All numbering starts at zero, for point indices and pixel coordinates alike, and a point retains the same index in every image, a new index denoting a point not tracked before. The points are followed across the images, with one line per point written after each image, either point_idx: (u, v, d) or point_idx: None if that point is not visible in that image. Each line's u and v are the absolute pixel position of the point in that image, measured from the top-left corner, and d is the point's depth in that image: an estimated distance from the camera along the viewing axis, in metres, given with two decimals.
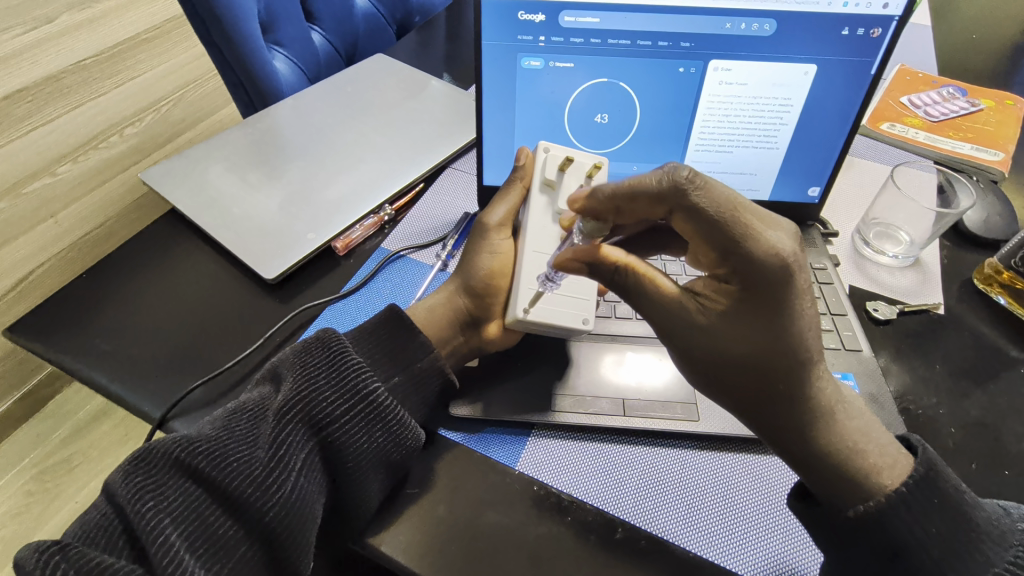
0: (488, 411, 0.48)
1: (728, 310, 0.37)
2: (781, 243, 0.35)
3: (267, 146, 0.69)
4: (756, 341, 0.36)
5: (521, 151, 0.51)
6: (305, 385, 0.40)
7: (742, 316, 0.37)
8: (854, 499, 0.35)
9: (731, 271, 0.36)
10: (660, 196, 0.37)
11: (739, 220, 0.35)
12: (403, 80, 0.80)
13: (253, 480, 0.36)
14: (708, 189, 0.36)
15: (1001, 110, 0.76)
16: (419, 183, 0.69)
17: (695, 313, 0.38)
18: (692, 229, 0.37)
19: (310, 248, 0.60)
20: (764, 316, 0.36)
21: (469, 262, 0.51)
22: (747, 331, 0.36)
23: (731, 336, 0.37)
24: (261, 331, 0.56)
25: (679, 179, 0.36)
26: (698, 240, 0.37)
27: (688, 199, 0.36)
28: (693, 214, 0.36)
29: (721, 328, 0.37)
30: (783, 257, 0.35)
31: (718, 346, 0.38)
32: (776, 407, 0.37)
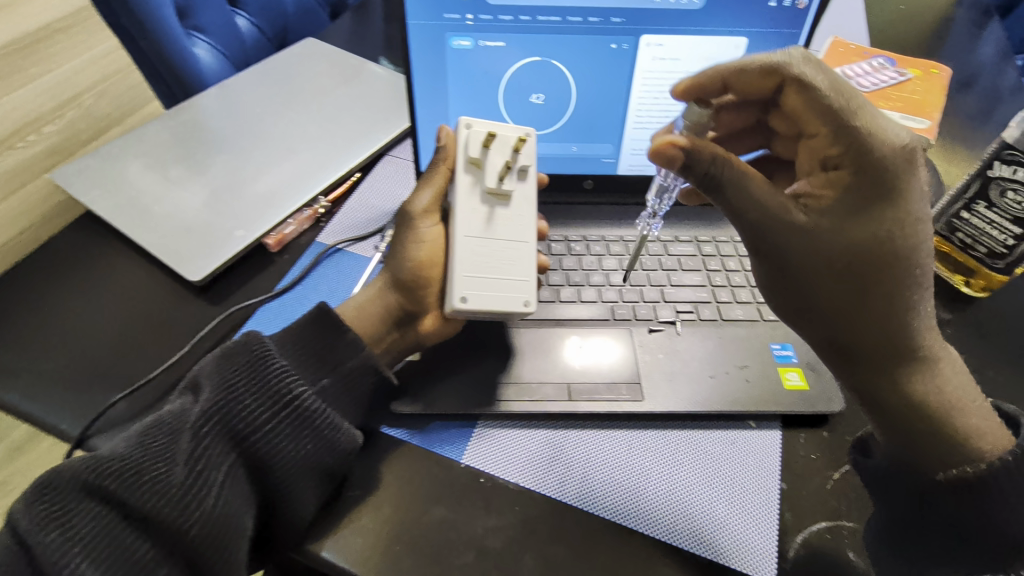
0: (431, 406, 0.47)
1: (833, 205, 0.39)
2: (901, 139, 0.38)
3: (189, 138, 0.65)
4: (860, 231, 0.38)
5: (441, 131, 0.49)
6: (223, 393, 0.38)
7: (851, 207, 0.38)
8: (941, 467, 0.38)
9: (845, 151, 0.38)
10: (770, 66, 0.42)
11: (852, 104, 0.39)
12: (335, 63, 0.76)
13: (169, 500, 0.34)
14: (827, 74, 0.40)
15: (927, 79, 0.77)
16: (356, 172, 0.66)
17: (797, 212, 0.40)
18: (806, 112, 0.40)
19: (240, 246, 0.57)
20: (875, 207, 0.38)
21: (397, 253, 0.47)
22: (858, 224, 0.38)
23: (833, 229, 0.39)
24: (189, 336, 0.53)
25: (791, 64, 0.41)
26: (815, 123, 0.40)
27: (802, 75, 0.40)
28: (807, 86, 0.40)
29: (823, 224, 0.39)
30: (905, 141, 0.37)
31: (816, 244, 0.39)
32: (851, 302, 0.39)
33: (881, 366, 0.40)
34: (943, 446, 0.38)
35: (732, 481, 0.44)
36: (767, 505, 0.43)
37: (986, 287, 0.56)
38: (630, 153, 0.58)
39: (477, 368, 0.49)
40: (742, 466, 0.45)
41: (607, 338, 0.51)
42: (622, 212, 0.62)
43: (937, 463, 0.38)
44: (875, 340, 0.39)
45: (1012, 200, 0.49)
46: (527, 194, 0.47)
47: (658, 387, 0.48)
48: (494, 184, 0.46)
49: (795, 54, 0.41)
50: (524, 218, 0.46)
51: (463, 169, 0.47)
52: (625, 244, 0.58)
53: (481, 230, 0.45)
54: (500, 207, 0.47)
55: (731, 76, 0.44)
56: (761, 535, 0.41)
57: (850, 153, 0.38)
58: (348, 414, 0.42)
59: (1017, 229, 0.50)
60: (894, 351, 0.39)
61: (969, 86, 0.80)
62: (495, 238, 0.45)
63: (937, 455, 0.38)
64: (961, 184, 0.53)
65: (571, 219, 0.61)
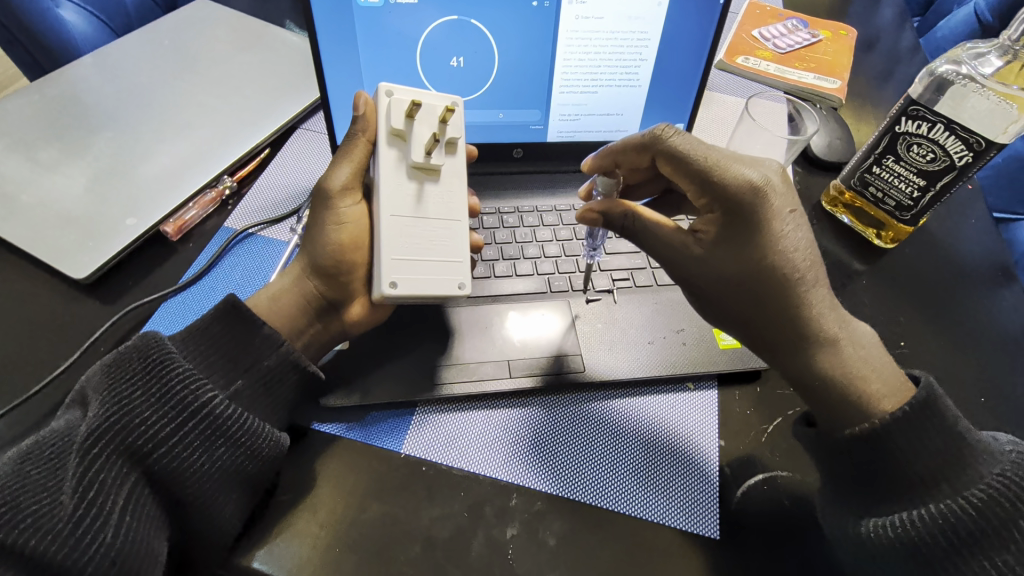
0: (366, 397, 0.44)
1: (720, 237, 0.40)
2: (751, 174, 0.39)
3: (59, 115, 0.56)
4: (744, 260, 0.39)
5: (357, 98, 0.43)
6: (116, 407, 0.34)
7: (733, 239, 0.39)
8: (853, 423, 0.38)
9: (714, 200, 0.40)
10: (644, 145, 0.43)
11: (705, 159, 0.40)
12: (232, 27, 0.68)
13: (57, 536, 0.29)
14: (682, 138, 0.42)
15: (837, 40, 0.80)
16: (264, 148, 0.60)
17: (693, 246, 0.41)
18: (676, 177, 0.42)
19: (131, 237, 0.50)
20: (750, 239, 0.39)
21: (314, 236, 0.43)
22: (740, 252, 0.39)
23: (726, 262, 0.39)
24: (78, 342, 0.46)
25: (661, 134, 0.42)
26: (683, 184, 0.42)
27: (667, 144, 0.42)
28: (673, 156, 0.41)
29: (718, 256, 0.40)
30: (749, 180, 0.39)
31: (716, 273, 0.40)
32: (757, 319, 0.40)
33: (783, 350, 0.40)
34: (847, 410, 0.38)
35: (676, 443, 0.45)
36: (707, 464, 0.44)
37: (895, 238, 0.58)
38: (559, 119, 0.56)
39: (412, 353, 0.46)
40: (682, 428, 0.45)
41: (547, 311, 0.50)
42: (554, 180, 0.60)
43: (848, 418, 0.38)
44: (784, 327, 0.39)
45: (916, 154, 0.51)
46: (457, 168, 0.44)
47: (598, 357, 0.47)
48: (421, 158, 0.42)
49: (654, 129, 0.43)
50: (455, 195, 0.43)
51: (386, 141, 0.42)
52: (559, 214, 0.57)
53: (411, 210, 0.42)
54: (429, 183, 0.43)
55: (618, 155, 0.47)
56: (704, 494, 0.42)
57: (716, 200, 0.40)
58: (268, 418, 0.40)
59: (921, 181, 0.52)
60: (794, 346, 0.40)
61: (873, 47, 0.84)
62: (425, 219, 0.42)
63: (846, 411, 0.38)
64: (873, 140, 0.55)
65: (501, 190, 0.58)
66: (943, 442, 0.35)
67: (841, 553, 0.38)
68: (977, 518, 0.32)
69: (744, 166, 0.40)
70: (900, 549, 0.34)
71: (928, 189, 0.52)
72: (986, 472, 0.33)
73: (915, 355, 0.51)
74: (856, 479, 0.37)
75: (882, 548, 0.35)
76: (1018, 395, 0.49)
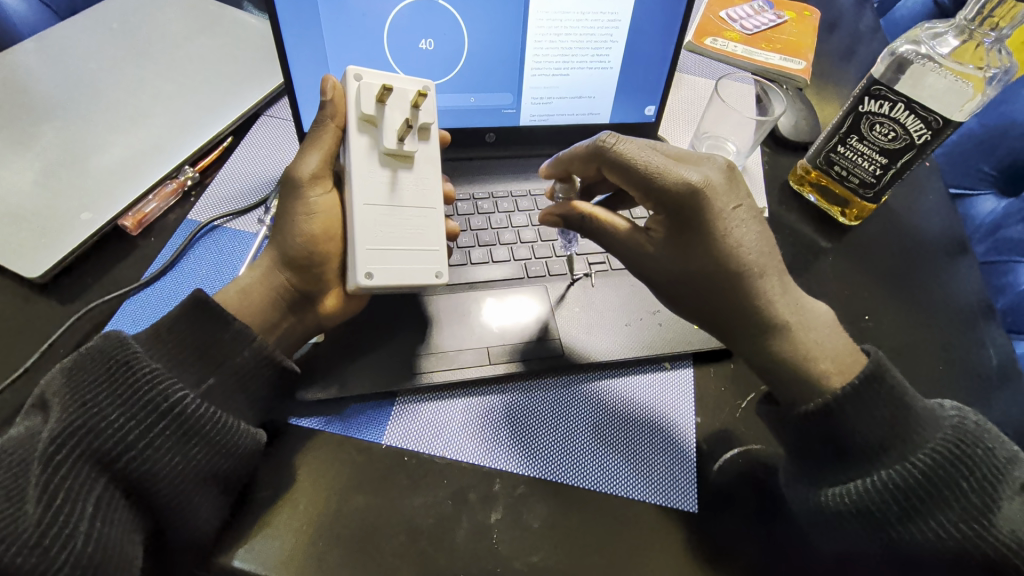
0: (345, 389, 0.43)
1: (668, 240, 0.41)
2: (691, 175, 0.40)
3: (1, 104, 0.53)
4: (694, 260, 0.40)
5: (323, 80, 0.42)
6: (79, 410, 0.32)
7: (681, 243, 0.40)
8: (807, 399, 0.38)
9: (659, 206, 0.40)
10: (589, 156, 0.44)
11: (646, 165, 0.40)
12: (186, 8, 0.65)
13: (23, 546, 0.28)
14: (623, 145, 0.41)
15: (801, 21, 0.81)
16: (227, 136, 0.58)
17: (646, 248, 0.41)
18: (622, 185, 0.42)
19: (87, 231, 0.48)
20: (696, 240, 0.40)
21: (285, 228, 0.42)
22: (688, 254, 0.40)
23: (676, 263, 0.40)
24: (36, 345, 0.44)
25: (603, 144, 0.42)
26: (630, 192, 0.42)
27: (609, 154, 0.42)
28: (615, 164, 0.41)
29: (669, 259, 0.41)
30: (689, 181, 0.39)
31: (670, 272, 0.41)
32: (711, 315, 0.41)
33: (738, 338, 0.41)
34: (806, 386, 0.38)
35: (653, 421, 0.45)
36: (684, 440, 0.45)
37: (858, 215, 0.60)
38: (531, 102, 0.56)
39: (390, 344, 0.45)
40: (659, 406, 0.46)
41: (525, 297, 0.50)
42: (526, 165, 0.60)
43: (807, 395, 0.38)
44: (738, 319, 0.40)
45: (878, 133, 0.53)
46: (431, 154, 0.43)
47: (576, 340, 0.48)
48: (394, 144, 0.41)
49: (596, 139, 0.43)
50: (429, 182, 0.42)
51: (356, 128, 0.41)
52: (533, 199, 0.56)
53: (385, 199, 0.41)
54: (402, 170, 0.42)
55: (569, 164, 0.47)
56: (682, 470, 0.43)
57: (660, 204, 0.40)
58: (242, 415, 0.39)
59: (883, 159, 0.54)
60: (750, 332, 0.40)
61: (835, 28, 0.85)
62: (400, 207, 0.41)
63: (803, 387, 0.38)
64: (837, 120, 0.56)
65: (474, 175, 0.58)
66: (894, 413, 0.36)
67: (801, 520, 0.39)
68: (924, 481, 0.34)
69: (684, 169, 0.40)
70: (855, 515, 0.35)
71: (889, 167, 0.54)
72: (928, 438, 0.35)
73: (878, 328, 0.53)
74: (813, 452, 0.38)
75: (840, 515, 0.36)
76: (974, 363, 0.52)
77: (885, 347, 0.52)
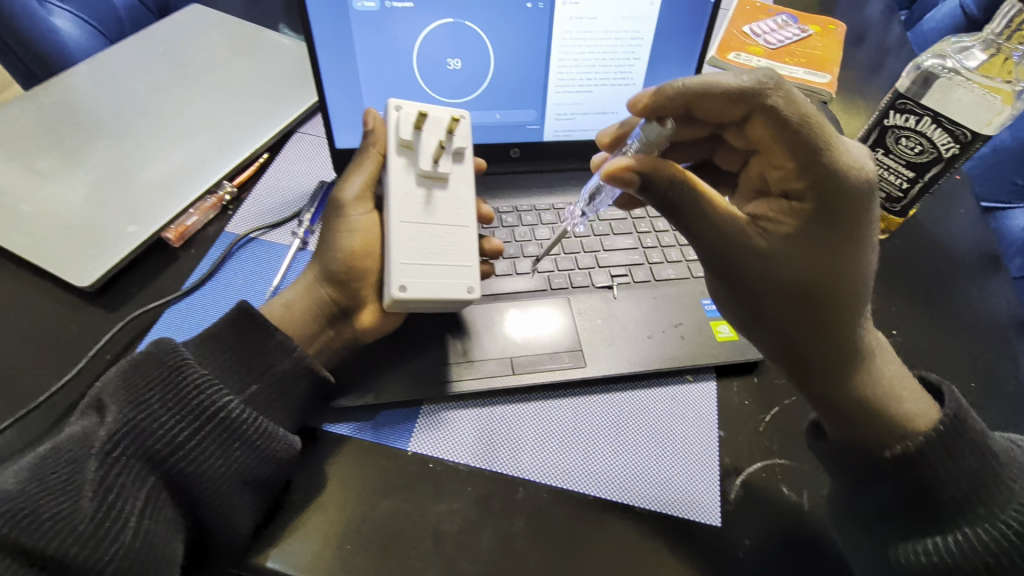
0: (374, 397, 0.44)
1: (799, 231, 0.38)
2: (867, 166, 0.38)
3: (56, 123, 0.56)
4: (816, 264, 0.38)
5: (367, 114, 0.46)
6: (133, 411, 0.35)
7: (818, 236, 0.37)
8: (891, 440, 0.38)
9: (813, 185, 0.37)
10: (741, 95, 0.39)
11: (823, 133, 0.37)
12: (227, 32, 0.68)
13: (78, 538, 0.30)
14: (795, 99, 0.38)
15: (826, 35, 0.81)
16: (263, 152, 0.61)
17: (757, 238, 0.39)
18: (773, 138, 0.38)
19: (133, 243, 0.51)
20: (838, 237, 0.37)
21: (326, 246, 0.44)
22: (820, 251, 0.38)
23: (800, 255, 0.38)
24: (83, 349, 0.47)
25: (767, 86, 0.38)
26: (779, 153, 0.38)
27: (774, 104, 0.38)
28: (775, 116, 0.38)
29: (786, 250, 0.38)
30: (869, 173, 0.37)
31: (780, 273, 0.39)
32: (811, 328, 0.39)
33: (821, 366, 0.40)
34: (883, 425, 0.38)
35: (678, 434, 0.46)
36: (708, 454, 0.45)
37: (886, 229, 0.60)
38: (555, 118, 0.57)
39: (418, 352, 0.46)
40: (683, 418, 0.46)
41: (548, 308, 0.51)
42: (550, 181, 0.61)
43: (889, 435, 0.38)
44: (833, 344, 0.39)
45: (905, 146, 0.52)
46: (465, 174, 0.45)
47: (600, 352, 0.48)
48: (429, 166, 0.44)
49: (761, 78, 0.39)
50: (463, 200, 0.44)
51: (396, 151, 0.44)
52: (556, 213, 0.58)
53: (420, 216, 0.43)
54: (437, 189, 0.44)
55: (696, 101, 0.41)
56: (705, 483, 0.43)
57: (817, 186, 0.37)
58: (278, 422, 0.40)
59: (910, 173, 0.53)
60: (836, 359, 0.40)
61: (861, 41, 0.85)
62: (433, 223, 0.43)
63: (884, 429, 0.38)
64: (863, 133, 0.56)
65: (499, 189, 0.59)
66: (980, 462, 0.35)
67: None
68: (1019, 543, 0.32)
69: (856, 153, 0.38)
70: None
71: (917, 180, 0.53)
72: (1019, 491, 0.34)
73: (906, 342, 0.53)
74: (895, 502, 0.37)
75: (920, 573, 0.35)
76: (1008, 378, 0.51)
77: (913, 363, 0.52)
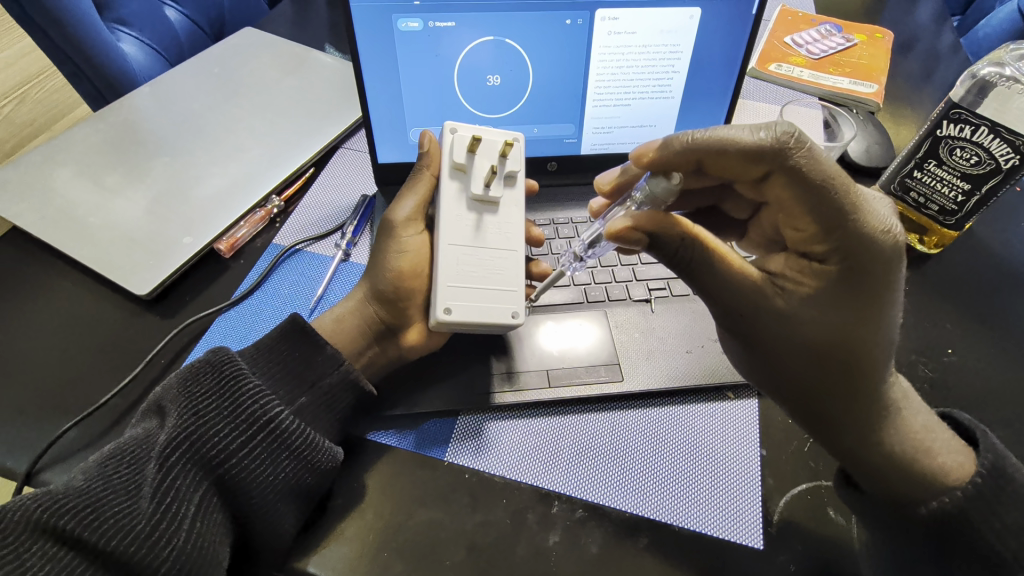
0: (413, 405, 0.45)
1: (820, 292, 0.37)
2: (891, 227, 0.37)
3: (121, 141, 0.60)
4: (838, 324, 0.37)
5: (423, 136, 0.48)
6: (191, 418, 0.36)
7: (839, 298, 0.37)
8: (927, 497, 0.36)
9: (835, 247, 0.36)
10: (761, 152, 0.37)
11: (845, 195, 0.36)
12: (277, 53, 0.72)
13: (137, 537, 0.32)
14: (817, 158, 0.36)
15: (872, 44, 0.79)
16: (309, 168, 0.63)
17: (774, 297, 0.39)
18: (791, 197, 0.37)
19: (188, 254, 0.53)
20: (862, 299, 0.36)
21: (377, 265, 0.46)
22: (843, 312, 0.37)
23: (820, 315, 0.37)
24: (140, 354, 0.49)
25: (786, 145, 0.37)
26: (798, 213, 0.37)
27: (794, 164, 0.36)
28: (796, 176, 0.37)
29: (805, 310, 0.38)
30: (894, 235, 0.36)
31: (801, 334, 0.38)
32: (834, 386, 0.39)
33: (840, 422, 0.39)
34: (917, 483, 0.37)
35: (720, 454, 0.44)
36: (750, 474, 0.43)
37: (938, 243, 0.57)
38: (592, 132, 0.57)
39: (456, 363, 0.47)
40: (725, 437, 0.45)
41: (583, 320, 0.51)
42: (586, 192, 0.61)
43: (922, 492, 0.37)
44: (858, 401, 0.38)
45: (959, 158, 0.50)
46: (515, 198, 0.46)
47: (637, 366, 0.48)
48: (481, 190, 0.45)
49: (782, 135, 0.37)
50: (512, 224, 0.46)
51: (448, 174, 0.46)
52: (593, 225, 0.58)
53: (469, 239, 0.45)
54: (488, 214, 0.46)
55: (709, 156, 0.40)
56: (748, 504, 0.42)
57: (838, 251, 0.36)
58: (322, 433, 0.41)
59: (965, 185, 0.51)
60: (857, 417, 0.39)
61: (910, 49, 0.82)
62: (483, 247, 0.45)
63: (915, 484, 0.37)
64: (912, 144, 0.54)
65: (536, 202, 0.60)
66: None
67: None
68: None
69: (882, 214, 0.37)
70: None
71: (972, 193, 0.51)
72: None
73: (962, 362, 0.50)
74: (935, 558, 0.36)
75: None
76: None
77: (970, 384, 0.49)
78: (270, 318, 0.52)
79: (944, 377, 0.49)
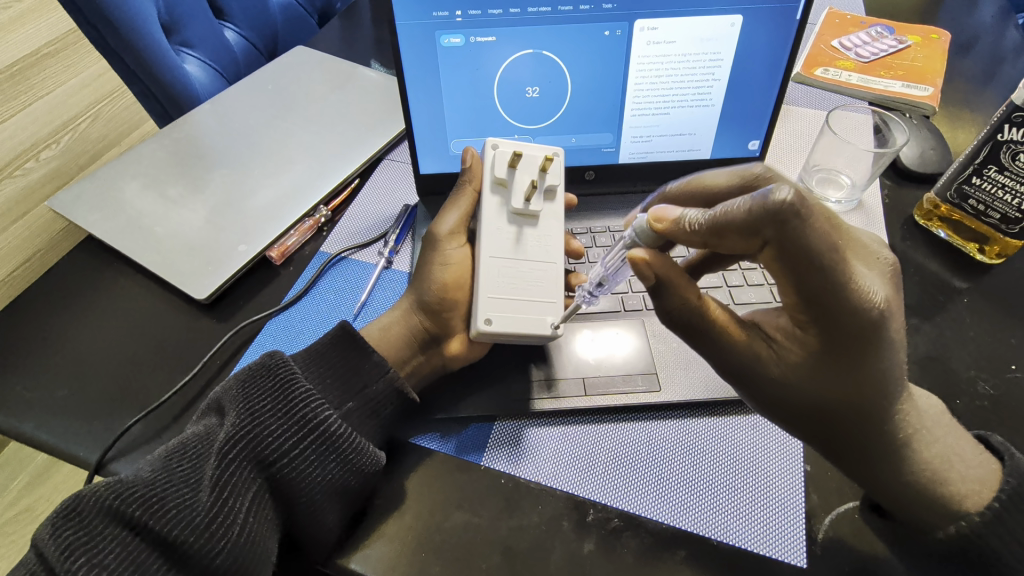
0: (454, 410, 0.46)
1: (809, 362, 0.36)
2: (876, 291, 0.34)
3: (185, 155, 0.64)
4: (837, 389, 0.36)
5: (464, 153, 0.50)
6: (248, 419, 0.39)
7: (829, 368, 0.35)
8: (944, 521, 0.36)
9: (814, 323, 0.35)
10: (751, 225, 0.33)
11: (837, 270, 0.32)
12: (326, 69, 0.75)
13: (195, 529, 0.34)
14: (812, 227, 0.31)
15: (926, 46, 0.76)
16: (354, 179, 0.66)
17: (768, 363, 0.37)
18: (776, 268, 0.34)
19: (242, 261, 0.56)
20: (849, 370, 0.35)
21: (422, 276, 0.48)
22: (833, 381, 0.36)
23: (808, 380, 0.36)
24: (199, 354, 0.52)
25: (779, 210, 0.31)
26: (784, 287, 0.34)
27: (788, 234, 0.32)
28: (791, 247, 0.32)
29: (798, 377, 0.37)
30: (877, 306, 0.34)
31: (795, 396, 0.37)
32: (849, 433, 0.37)
33: (875, 452, 0.37)
34: (932, 509, 0.36)
35: (763, 470, 0.43)
36: (798, 492, 0.42)
37: (1001, 253, 0.54)
38: (632, 141, 0.57)
39: (494, 364, 0.48)
40: (770, 454, 0.44)
41: (621, 329, 0.51)
42: (624, 201, 0.62)
43: (938, 517, 0.36)
44: (887, 436, 0.37)
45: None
46: (554, 210, 0.48)
47: (676, 374, 0.48)
48: (520, 202, 0.47)
49: (772, 201, 0.32)
50: (555, 239, 0.47)
51: (489, 188, 0.48)
52: None
53: (510, 250, 0.46)
54: (527, 225, 0.47)
55: (712, 233, 0.36)
56: (792, 523, 0.41)
57: (819, 327, 0.35)
58: (366, 436, 0.43)
59: None
60: (887, 446, 0.37)
61: (970, 49, 0.79)
62: (524, 258, 0.46)
63: (931, 509, 0.36)
64: (970, 149, 0.51)
65: (575, 210, 0.61)
66: None
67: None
68: None
69: (868, 280, 0.35)
70: None
71: None
72: None
73: None
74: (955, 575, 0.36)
75: None
76: None
77: None
78: (317, 324, 0.54)
79: (1008, 394, 0.47)
